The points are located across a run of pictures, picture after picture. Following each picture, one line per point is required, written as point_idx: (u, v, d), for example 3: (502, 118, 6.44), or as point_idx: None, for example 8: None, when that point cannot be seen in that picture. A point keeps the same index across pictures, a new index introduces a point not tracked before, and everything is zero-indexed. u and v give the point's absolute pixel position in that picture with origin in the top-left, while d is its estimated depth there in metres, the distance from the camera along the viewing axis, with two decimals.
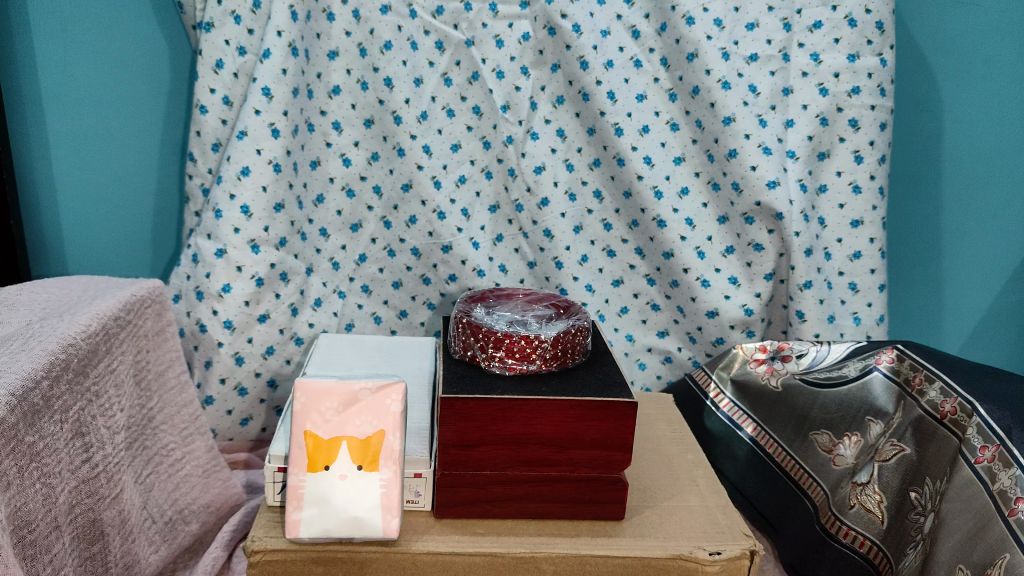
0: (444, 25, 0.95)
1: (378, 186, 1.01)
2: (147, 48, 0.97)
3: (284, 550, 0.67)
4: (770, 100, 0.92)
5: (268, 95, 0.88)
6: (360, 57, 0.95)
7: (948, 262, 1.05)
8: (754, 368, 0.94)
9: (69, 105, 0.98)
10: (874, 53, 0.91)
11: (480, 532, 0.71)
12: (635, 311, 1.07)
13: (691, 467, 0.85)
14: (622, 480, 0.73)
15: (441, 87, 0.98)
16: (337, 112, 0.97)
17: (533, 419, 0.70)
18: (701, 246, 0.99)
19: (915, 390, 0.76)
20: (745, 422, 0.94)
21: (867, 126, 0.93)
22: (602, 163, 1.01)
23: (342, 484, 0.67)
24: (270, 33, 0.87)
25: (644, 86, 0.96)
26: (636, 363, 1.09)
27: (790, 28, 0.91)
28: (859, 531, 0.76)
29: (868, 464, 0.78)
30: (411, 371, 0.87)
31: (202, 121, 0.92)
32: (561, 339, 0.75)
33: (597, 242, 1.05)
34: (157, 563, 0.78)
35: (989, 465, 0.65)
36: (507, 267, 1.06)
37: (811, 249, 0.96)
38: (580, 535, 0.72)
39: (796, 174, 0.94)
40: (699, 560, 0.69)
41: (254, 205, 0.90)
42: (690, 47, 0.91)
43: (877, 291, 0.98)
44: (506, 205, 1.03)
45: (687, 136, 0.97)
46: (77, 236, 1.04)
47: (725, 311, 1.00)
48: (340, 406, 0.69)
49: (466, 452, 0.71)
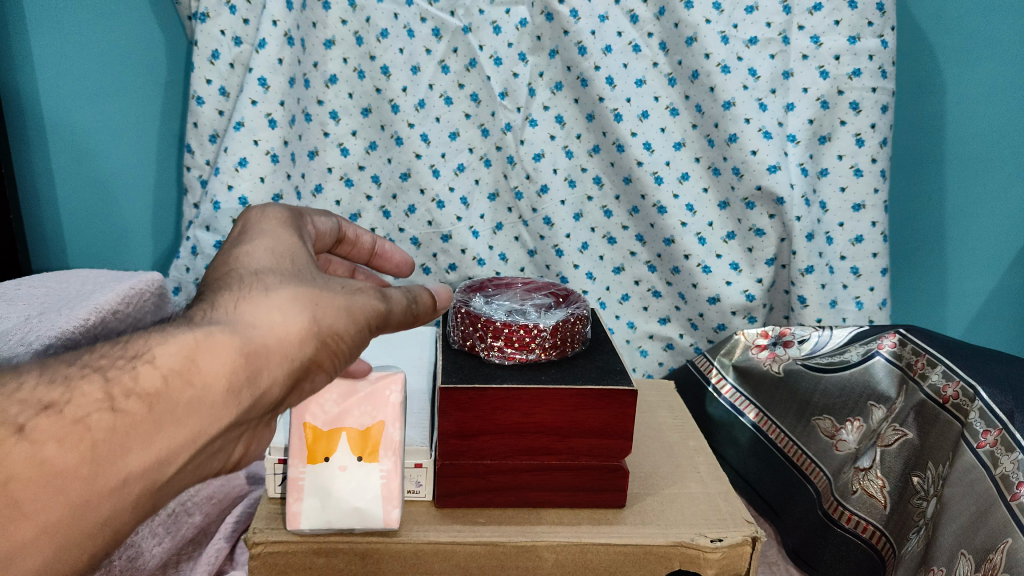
0: (441, 12, 0.94)
1: (377, 175, 1.01)
2: (143, 39, 0.96)
3: (285, 541, 0.67)
4: (770, 84, 0.91)
5: (265, 85, 0.87)
6: (357, 45, 0.94)
7: (951, 244, 1.05)
8: (755, 354, 0.94)
9: (66, 99, 0.98)
10: (874, 35, 0.89)
11: (479, 522, 0.71)
12: (636, 298, 1.07)
13: (692, 453, 0.85)
14: (622, 468, 0.72)
15: (438, 75, 0.97)
16: (334, 101, 0.96)
17: (533, 409, 0.70)
18: (702, 231, 0.99)
19: (917, 373, 0.76)
20: (746, 407, 0.94)
21: (868, 109, 0.91)
22: (602, 149, 1.00)
23: (342, 475, 0.68)
24: (265, 23, 0.85)
25: (643, 71, 0.95)
26: (637, 350, 1.09)
27: (790, 11, 0.89)
28: (861, 515, 0.76)
29: (870, 449, 0.78)
30: (411, 361, 0.87)
31: (199, 112, 0.92)
32: (561, 328, 0.74)
33: (597, 229, 1.05)
34: (160, 556, 0.80)
35: (991, 449, 0.64)
36: (507, 255, 1.06)
37: (812, 234, 0.96)
38: (581, 523, 0.72)
39: (797, 158, 0.94)
40: (700, 547, 0.69)
41: (252, 195, 0.90)
42: (689, 31, 0.90)
43: (879, 275, 0.96)
44: (505, 193, 1.03)
45: (687, 121, 0.96)
46: (79, 230, 1.05)
47: (726, 297, 0.99)
48: (340, 397, 0.68)
49: (466, 441, 0.71)
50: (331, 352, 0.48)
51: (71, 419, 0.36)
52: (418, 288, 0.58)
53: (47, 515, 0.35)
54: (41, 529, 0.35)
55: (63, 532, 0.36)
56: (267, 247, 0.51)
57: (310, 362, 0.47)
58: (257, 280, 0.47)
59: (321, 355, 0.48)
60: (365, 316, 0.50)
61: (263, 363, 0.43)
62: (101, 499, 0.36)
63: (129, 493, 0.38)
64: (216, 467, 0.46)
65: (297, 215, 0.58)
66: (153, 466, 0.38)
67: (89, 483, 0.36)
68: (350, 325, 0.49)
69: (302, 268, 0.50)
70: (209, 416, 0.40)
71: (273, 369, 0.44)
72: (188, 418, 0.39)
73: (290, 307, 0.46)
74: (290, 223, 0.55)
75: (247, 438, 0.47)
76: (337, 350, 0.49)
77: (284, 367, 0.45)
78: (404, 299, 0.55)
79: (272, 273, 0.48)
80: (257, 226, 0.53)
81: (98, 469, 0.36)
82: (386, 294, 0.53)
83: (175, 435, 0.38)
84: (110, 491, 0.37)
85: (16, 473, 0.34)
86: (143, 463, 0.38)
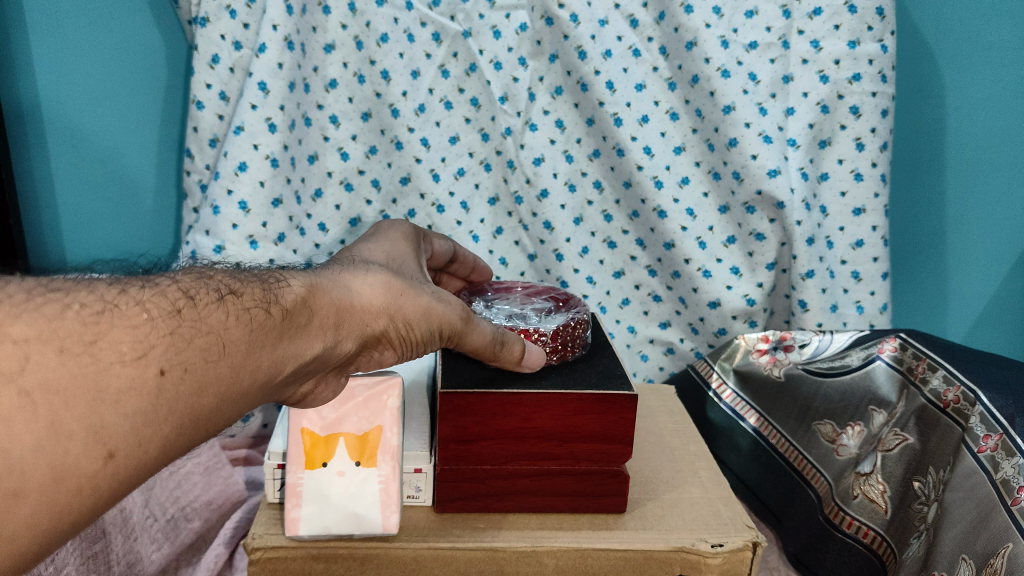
0: (441, 16, 0.94)
1: (377, 179, 1.00)
2: (143, 43, 0.96)
3: (284, 547, 0.67)
4: (770, 88, 0.91)
5: (265, 90, 0.87)
6: (356, 49, 0.94)
7: (951, 249, 1.05)
8: (756, 359, 0.93)
9: (67, 103, 0.98)
10: (874, 39, 0.89)
11: (479, 527, 0.71)
12: (636, 303, 1.07)
13: (693, 458, 0.84)
14: (622, 473, 0.72)
15: (438, 79, 0.97)
16: (334, 106, 0.96)
17: (533, 414, 0.69)
18: (702, 236, 0.99)
19: (917, 378, 0.76)
20: (747, 412, 0.94)
21: (868, 113, 0.91)
22: (602, 154, 1.00)
23: (341, 480, 0.68)
24: (265, 28, 0.86)
25: (643, 75, 0.94)
26: (637, 354, 1.09)
27: (790, 15, 0.89)
28: (862, 520, 0.76)
29: (871, 454, 0.77)
30: (411, 366, 0.87)
31: (199, 117, 0.92)
32: (561, 333, 0.74)
33: (597, 233, 1.04)
34: (159, 561, 0.79)
35: (992, 454, 0.64)
36: (507, 260, 1.06)
37: (813, 238, 0.95)
38: (582, 528, 0.72)
39: (797, 163, 0.93)
40: (701, 552, 0.69)
41: (252, 200, 0.90)
42: (689, 36, 0.90)
43: (879, 280, 0.96)
44: (505, 197, 1.03)
45: (687, 125, 0.96)
46: (79, 234, 1.04)
47: (726, 302, 0.99)
48: (337, 403, 0.69)
49: (466, 447, 0.71)
50: (399, 334, 0.61)
51: (243, 307, 0.50)
52: (515, 340, 0.69)
53: (226, 365, 0.47)
54: (218, 376, 0.47)
55: (224, 387, 0.47)
56: (387, 250, 0.67)
57: (378, 334, 0.60)
58: (364, 266, 0.62)
59: (389, 333, 0.61)
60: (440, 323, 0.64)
61: (347, 319, 0.57)
62: (245, 373, 0.49)
63: (258, 376, 0.50)
64: (288, 395, 0.60)
65: (417, 231, 0.77)
66: (275, 360, 0.51)
67: (245, 355, 0.49)
68: (421, 322, 0.62)
69: (406, 269, 0.66)
70: (305, 343, 0.54)
71: (352, 327, 0.58)
72: (292, 340, 0.53)
73: (379, 288, 0.60)
74: (408, 236, 0.72)
75: (315, 377, 0.62)
76: (403, 337, 0.62)
77: (360, 329, 0.58)
78: (489, 333, 0.67)
79: (381, 265, 0.62)
80: (388, 238, 0.70)
81: (252, 349, 0.49)
82: (473, 321, 0.66)
83: (286, 348, 0.52)
84: (252, 370, 0.49)
85: (214, 330, 0.47)
86: (270, 358, 0.51)
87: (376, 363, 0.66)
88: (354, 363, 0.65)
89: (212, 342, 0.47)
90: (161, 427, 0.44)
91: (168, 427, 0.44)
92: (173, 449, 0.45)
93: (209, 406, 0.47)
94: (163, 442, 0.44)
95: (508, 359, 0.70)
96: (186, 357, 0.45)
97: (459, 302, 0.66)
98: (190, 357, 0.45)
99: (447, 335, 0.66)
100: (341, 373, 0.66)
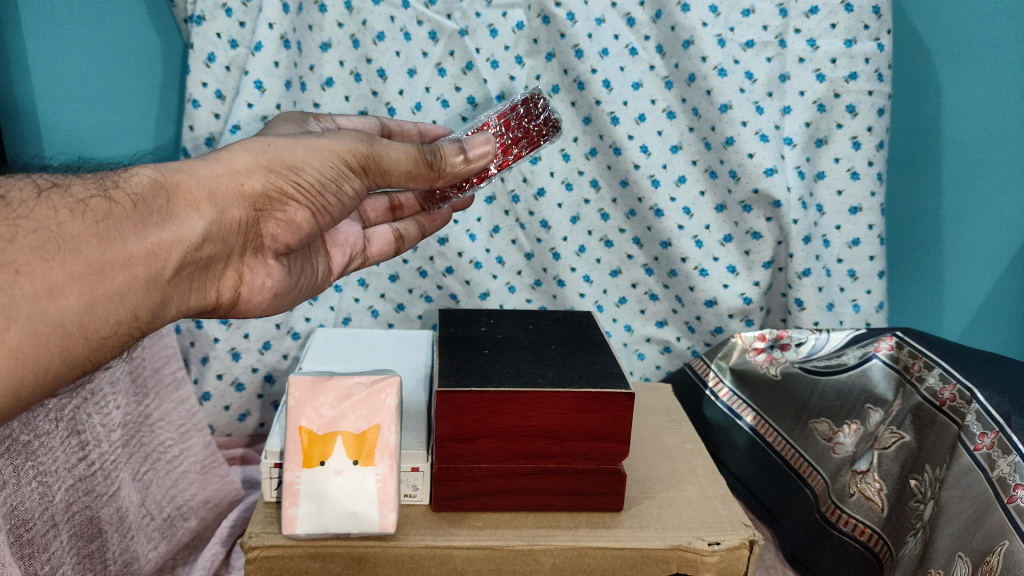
0: (437, 15, 0.93)
1: None
2: (138, 41, 0.96)
3: (281, 546, 0.67)
4: (767, 87, 0.91)
5: (261, 88, 0.88)
6: (353, 48, 0.94)
7: (949, 246, 1.05)
8: (754, 357, 0.93)
9: (61, 101, 0.97)
10: (871, 38, 0.89)
11: (477, 525, 0.71)
12: (633, 301, 1.07)
13: (689, 457, 0.84)
14: (619, 471, 0.72)
15: (435, 78, 0.96)
16: (330, 104, 0.96)
17: (531, 412, 0.69)
18: (700, 234, 0.99)
19: (914, 376, 0.76)
20: (745, 411, 0.93)
21: (865, 112, 0.91)
22: (599, 152, 0.99)
23: (338, 479, 0.68)
24: (261, 27, 0.86)
25: (640, 74, 0.94)
26: (635, 353, 1.09)
27: (786, 14, 0.89)
28: (859, 519, 0.76)
29: (868, 452, 0.77)
30: (408, 365, 0.86)
31: (195, 115, 0.91)
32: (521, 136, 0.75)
33: (594, 232, 1.04)
34: (156, 559, 0.81)
35: (988, 452, 0.64)
36: (504, 258, 1.05)
37: (809, 237, 0.96)
38: (579, 527, 0.72)
39: (794, 161, 0.93)
40: (698, 550, 0.69)
41: None
42: (685, 34, 0.90)
43: (876, 278, 0.97)
44: (502, 196, 1.01)
45: (684, 124, 0.96)
46: None
47: (723, 300, 1.00)
48: (336, 401, 0.70)
49: (463, 444, 0.71)
50: (291, 182, 0.61)
51: (77, 200, 0.54)
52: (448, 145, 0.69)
53: (78, 260, 0.52)
54: (70, 274, 0.51)
55: (89, 284, 0.52)
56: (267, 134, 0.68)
57: (267, 190, 0.60)
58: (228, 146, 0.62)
59: (277, 185, 0.61)
60: (331, 153, 0.63)
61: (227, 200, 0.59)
62: (115, 269, 0.53)
63: (137, 272, 0.54)
64: (202, 290, 0.63)
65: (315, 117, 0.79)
66: (150, 251, 0.55)
67: (100, 249, 0.53)
68: (310, 157, 0.62)
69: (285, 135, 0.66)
70: (184, 224, 0.57)
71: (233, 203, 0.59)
72: (166, 223, 0.56)
73: (245, 151, 0.60)
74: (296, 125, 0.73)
75: (231, 265, 0.64)
76: (297, 184, 0.62)
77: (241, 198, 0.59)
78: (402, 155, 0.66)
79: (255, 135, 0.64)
80: (270, 126, 0.73)
81: (103, 243, 0.53)
82: (377, 142, 0.65)
83: (162, 233, 0.55)
84: (122, 264, 0.53)
85: (42, 225, 0.51)
86: (141, 249, 0.54)
87: (291, 231, 0.65)
88: (271, 236, 0.64)
89: (42, 239, 0.51)
90: (6, 335, 0.49)
91: (15, 336, 0.49)
92: (30, 356, 0.50)
93: (73, 310, 0.51)
94: (14, 351, 0.49)
95: (452, 169, 0.69)
96: (13, 258, 0.49)
97: (357, 131, 0.65)
98: (18, 257, 0.49)
99: (357, 167, 0.64)
100: (266, 256, 0.66)
